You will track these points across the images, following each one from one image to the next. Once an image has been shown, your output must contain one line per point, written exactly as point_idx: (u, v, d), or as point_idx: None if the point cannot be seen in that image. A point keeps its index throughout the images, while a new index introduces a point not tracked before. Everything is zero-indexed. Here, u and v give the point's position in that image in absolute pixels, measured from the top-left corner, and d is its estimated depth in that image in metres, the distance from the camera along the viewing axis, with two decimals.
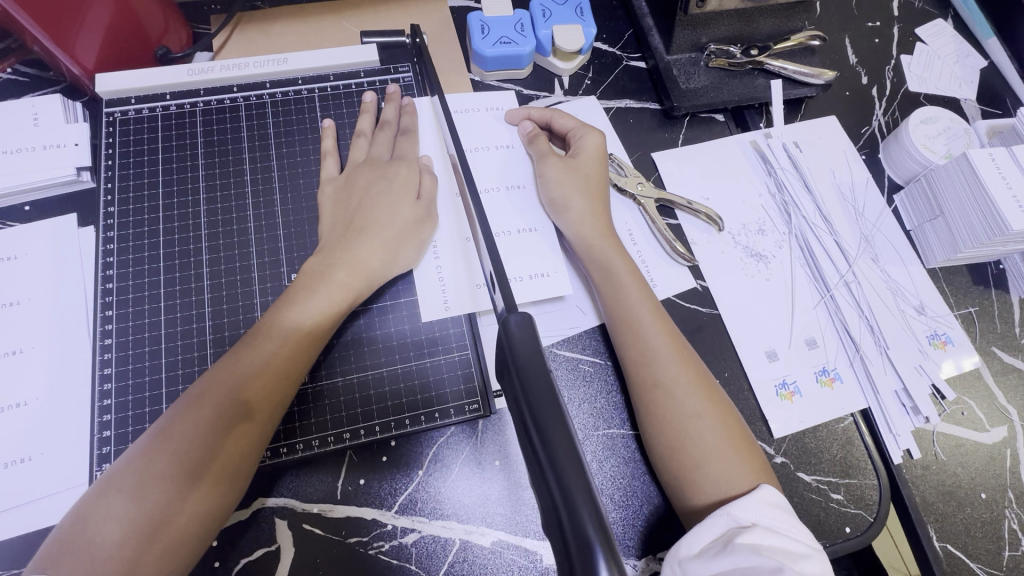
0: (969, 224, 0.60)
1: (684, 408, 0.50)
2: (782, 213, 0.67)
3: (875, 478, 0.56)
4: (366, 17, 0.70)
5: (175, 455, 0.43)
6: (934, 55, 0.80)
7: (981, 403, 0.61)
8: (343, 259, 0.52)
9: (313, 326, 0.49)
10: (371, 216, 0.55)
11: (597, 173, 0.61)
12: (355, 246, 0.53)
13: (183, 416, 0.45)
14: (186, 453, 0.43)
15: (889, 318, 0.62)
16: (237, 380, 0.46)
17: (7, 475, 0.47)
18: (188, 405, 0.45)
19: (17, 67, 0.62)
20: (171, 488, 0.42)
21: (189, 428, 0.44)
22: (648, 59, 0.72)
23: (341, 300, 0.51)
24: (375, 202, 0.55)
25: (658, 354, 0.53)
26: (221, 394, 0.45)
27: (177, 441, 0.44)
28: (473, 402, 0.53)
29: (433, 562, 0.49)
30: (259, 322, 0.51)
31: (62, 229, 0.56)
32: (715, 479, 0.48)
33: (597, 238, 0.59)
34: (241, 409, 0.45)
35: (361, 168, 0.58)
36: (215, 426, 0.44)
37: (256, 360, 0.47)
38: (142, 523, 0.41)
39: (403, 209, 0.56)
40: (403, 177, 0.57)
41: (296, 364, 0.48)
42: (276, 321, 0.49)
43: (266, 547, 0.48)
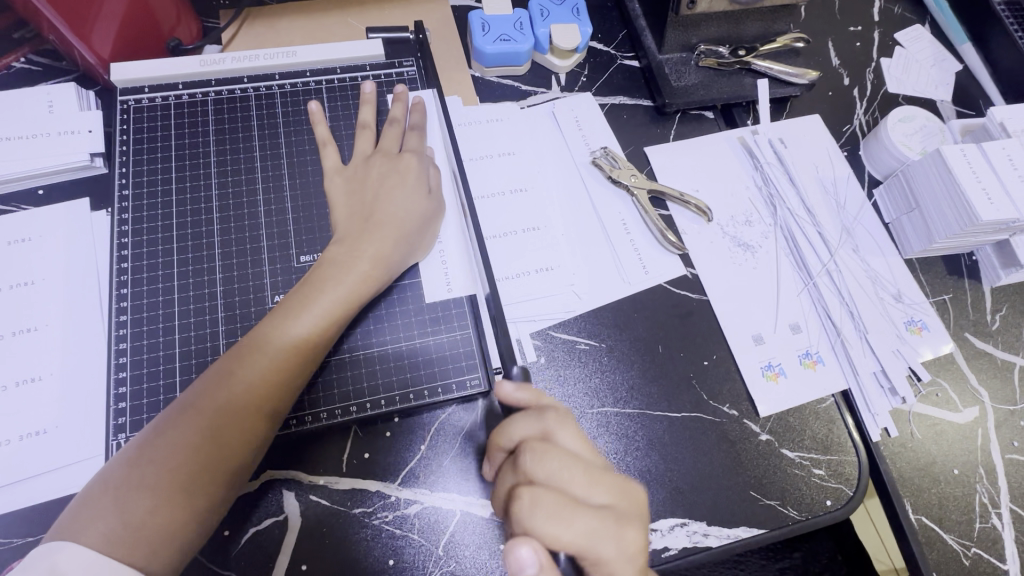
0: (943, 216, 0.64)
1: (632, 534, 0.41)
2: (768, 205, 0.70)
3: (856, 455, 0.59)
4: (370, 14, 0.73)
5: (204, 430, 0.45)
6: (912, 58, 0.84)
7: (953, 385, 0.64)
8: (357, 248, 0.54)
9: (331, 308, 0.51)
10: (378, 203, 0.57)
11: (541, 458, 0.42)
12: (365, 228, 0.55)
13: (209, 396, 0.46)
14: (207, 433, 0.45)
15: (868, 305, 0.65)
16: (256, 367, 0.47)
17: (22, 446, 0.49)
18: (207, 387, 0.47)
19: (30, 57, 0.64)
20: (194, 465, 0.44)
21: (211, 410, 0.46)
22: (642, 58, 0.75)
23: (358, 284, 0.53)
24: (381, 189, 0.58)
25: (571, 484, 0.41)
26: (248, 374, 0.47)
27: (197, 423, 0.45)
28: (475, 379, 0.55)
29: (435, 532, 0.51)
30: (275, 308, 0.52)
31: (76, 212, 0.58)
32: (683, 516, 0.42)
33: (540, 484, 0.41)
34: (261, 396, 0.47)
35: (367, 158, 0.60)
36: (236, 410, 0.46)
37: (275, 351, 0.48)
38: (165, 498, 0.43)
39: (410, 198, 0.58)
40: (408, 165, 0.59)
41: (318, 347, 0.50)
42: (296, 313, 0.50)
43: (274, 517, 0.50)
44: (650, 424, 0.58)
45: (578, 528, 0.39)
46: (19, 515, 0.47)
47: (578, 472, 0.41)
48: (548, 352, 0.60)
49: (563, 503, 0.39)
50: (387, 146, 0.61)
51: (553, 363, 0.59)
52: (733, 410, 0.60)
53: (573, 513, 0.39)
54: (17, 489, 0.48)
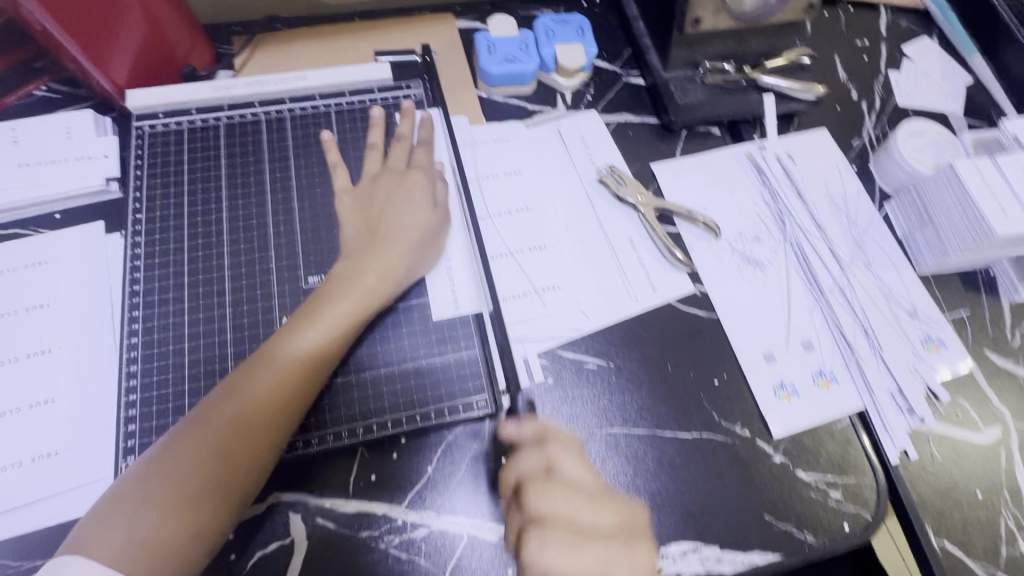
0: (956, 230, 0.63)
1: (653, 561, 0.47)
2: (778, 221, 0.70)
3: (873, 477, 0.58)
4: (379, 39, 0.75)
5: (213, 443, 0.45)
6: (920, 71, 0.83)
7: (974, 404, 0.62)
8: (363, 271, 0.54)
9: (343, 326, 0.51)
10: (392, 224, 0.57)
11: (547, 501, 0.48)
12: (372, 252, 0.56)
13: (219, 409, 0.47)
14: (216, 445, 0.45)
15: (882, 321, 0.64)
16: (266, 381, 0.48)
17: (33, 469, 0.49)
18: (219, 401, 0.47)
19: (51, 85, 0.66)
20: (201, 480, 0.44)
21: (219, 424, 0.46)
22: (647, 76, 0.75)
23: (369, 300, 0.53)
24: (396, 210, 0.58)
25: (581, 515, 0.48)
26: (257, 388, 0.47)
27: (207, 437, 0.46)
28: (482, 400, 0.55)
29: (442, 556, 0.51)
30: (280, 328, 0.52)
31: (91, 235, 0.59)
32: None
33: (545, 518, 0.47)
34: (269, 413, 0.47)
35: (375, 178, 0.61)
36: (245, 424, 0.46)
37: (282, 369, 0.48)
38: (175, 517, 0.43)
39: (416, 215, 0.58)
40: (421, 185, 0.60)
41: (327, 362, 0.50)
42: (304, 333, 0.50)
43: (280, 540, 0.50)
44: (661, 445, 0.57)
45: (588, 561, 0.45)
46: (27, 538, 0.48)
47: (580, 501, 0.48)
48: (555, 372, 0.59)
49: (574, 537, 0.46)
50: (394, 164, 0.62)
51: (560, 383, 0.58)
52: (745, 430, 0.59)
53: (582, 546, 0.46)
54: (27, 511, 0.48)
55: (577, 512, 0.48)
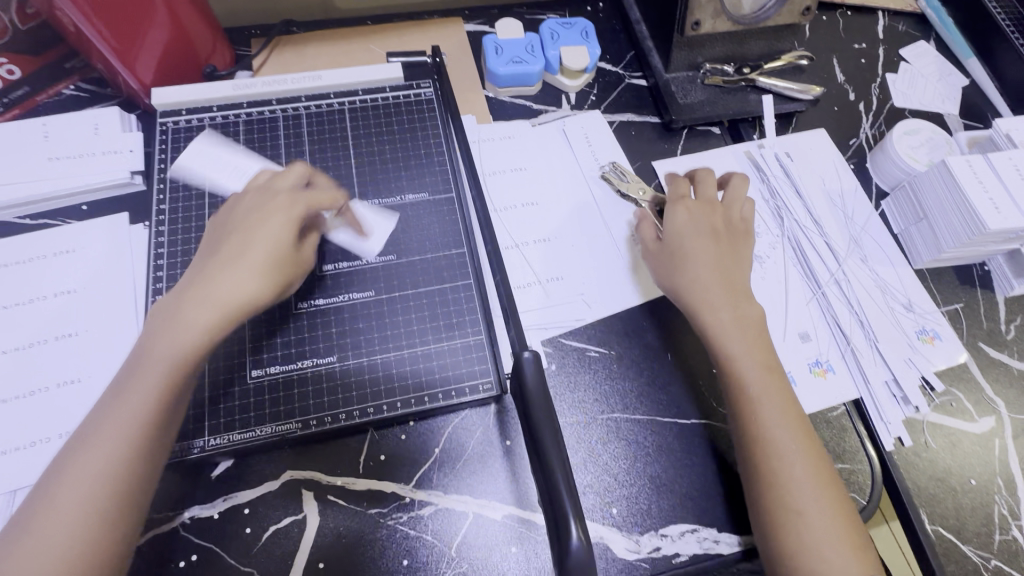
0: (949, 225, 0.65)
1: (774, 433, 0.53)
2: (776, 216, 0.72)
3: (868, 464, 0.59)
4: (391, 41, 0.78)
5: (114, 429, 0.44)
6: (917, 73, 0.85)
7: (969, 395, 0.64)
8: (232, 283, 0.50)
9: (228, 295, 0.49)
10: (246, 239, 0.52)
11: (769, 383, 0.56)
12: (243, 262, 0.51)
13: (115, 398, 0.45)
14: (117, 430, 0.44)
15: (878, 313, 0.66)
16: (162, 357, 0.47)
17: (60, 444, 0.52)
18: (115, 390, 0.46)
19: (80, 84, 0.69)
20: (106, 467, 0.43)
21: (118, 410, 0.45)
22: (649, 77, 0.78)
23: (258, 268, 0.51)
24: (251, 225, 0.52)
25: (765, 402, 0.55)
26: (151, 367, 0.46)
27: (106, 427, 0.44)
28: (488, 383, 0.57)
29: (448, 533, 0.52)
30: (158, 306, 0.50)
31: (115, 226, 0.62)
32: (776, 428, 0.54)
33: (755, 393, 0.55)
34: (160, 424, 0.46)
35: (241, 197, 0.56)
36: (140, 404, 0.45)
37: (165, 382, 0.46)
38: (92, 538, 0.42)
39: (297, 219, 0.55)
40: (281, 202, 0.54)
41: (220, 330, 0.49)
42: (177, 333, 0.47)
43: (293, 516, 0.52)
44: (660, 430, 0.59)
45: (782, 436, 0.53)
46: None
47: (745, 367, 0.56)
48: (558, 359, 0.61)
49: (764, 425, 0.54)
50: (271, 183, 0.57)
51: (562, 369, 0.60)
52: None
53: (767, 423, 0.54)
54: None
55: (694, 251, 0.62)
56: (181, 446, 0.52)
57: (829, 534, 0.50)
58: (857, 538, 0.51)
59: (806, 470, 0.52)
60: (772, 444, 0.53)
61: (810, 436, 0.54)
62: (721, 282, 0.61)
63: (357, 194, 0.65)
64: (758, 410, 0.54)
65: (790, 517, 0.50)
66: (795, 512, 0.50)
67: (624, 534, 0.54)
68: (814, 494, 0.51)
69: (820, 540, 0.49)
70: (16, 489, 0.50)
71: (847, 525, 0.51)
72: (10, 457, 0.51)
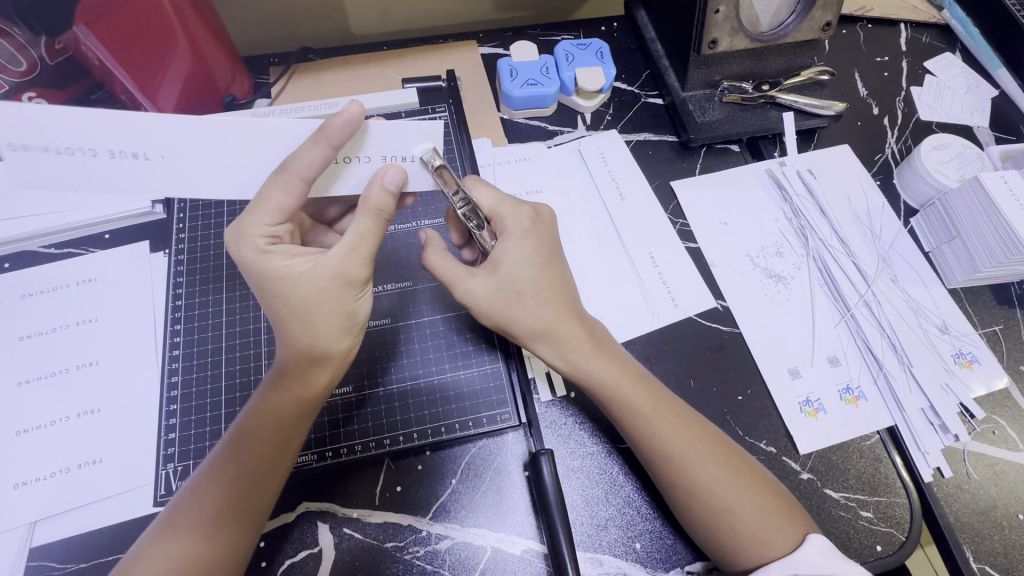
0: (985, 243, 0.62)
1: (699, 472, 0.49)
2: (800, 236, 0.70)
3: (906, 497, 0.56)
4: (406, 65, 0.78)
5: (253, 450, 0.47)
6: (944, 85, 0.83)
7: (1012, 423, 0.60)
8: (320, 326, 0.48)
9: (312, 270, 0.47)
10: (310, 334, 0.48)
11: (678, 421, 0.51)
12: (314, 308, 0.48)
13: (267, 418, 0.48)
14: (278, 433, 0.48)
15: (910, 336, 0.63)
16: (286, 388, 0.49)
17: (80, 475, 0.52)
18: (246, 433, 0.48)
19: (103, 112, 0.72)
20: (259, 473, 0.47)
21: (270, 427, 0.48)
22: (665, 96, 0.77)
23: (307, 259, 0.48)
24: (319, 315, 0.48)
25: (669, 442, 0.50)
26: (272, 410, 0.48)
27: (228, 474, 0.46)
28: (505, 412, 0.57)
29: (466, 568, 0.51)
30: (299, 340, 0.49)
31: (137, 254, 0.64)
32: (696, 468, 0.49)
33: (661, 435, 0.50)
34: (272, 463, 0.48)
35: (303, 288, 0.47)
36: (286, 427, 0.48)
37: (247, 425, 0.48)
38: (189, 552, 0.43)
39: (279, 224, 0.47)
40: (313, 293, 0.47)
41: (324, 305, 0.48)
42: (278, 394, 0.49)
43: (309, 549, 0.51)
44: None
45: (708, 472, 0.49)
46: (71, 542, 0.50)
47: (646, 406, 0.51)
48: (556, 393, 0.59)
49: (685, 460, 0.49)
50: (384, 205, 0.47)
51: (541, 427, 0.57)
52: (771, 447, 0.58)
53: (693, 460, 0.49)
54: (74, 515, 0.51)
55: (523, 273, 0.52)
56: None
57: (762, 518, 0.48)
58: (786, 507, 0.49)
59: (714, 471, 0.49)
60: (687, 477, 0.49)
61: (707, 433, 0.52)
62: (579, 324, 0.54)
63: None
64: (661, 444, 0.50)
65: (722, 518, 0.48)
66: (723, 511, 0.48)
67: (649, 571, 0.52)
68: (730, 487, 0.49)
69: (763, 545, 0.48)
70: (37, 519, 0.50)
71: (771, 498, 0.49)
72: (29, 488, 0.51)
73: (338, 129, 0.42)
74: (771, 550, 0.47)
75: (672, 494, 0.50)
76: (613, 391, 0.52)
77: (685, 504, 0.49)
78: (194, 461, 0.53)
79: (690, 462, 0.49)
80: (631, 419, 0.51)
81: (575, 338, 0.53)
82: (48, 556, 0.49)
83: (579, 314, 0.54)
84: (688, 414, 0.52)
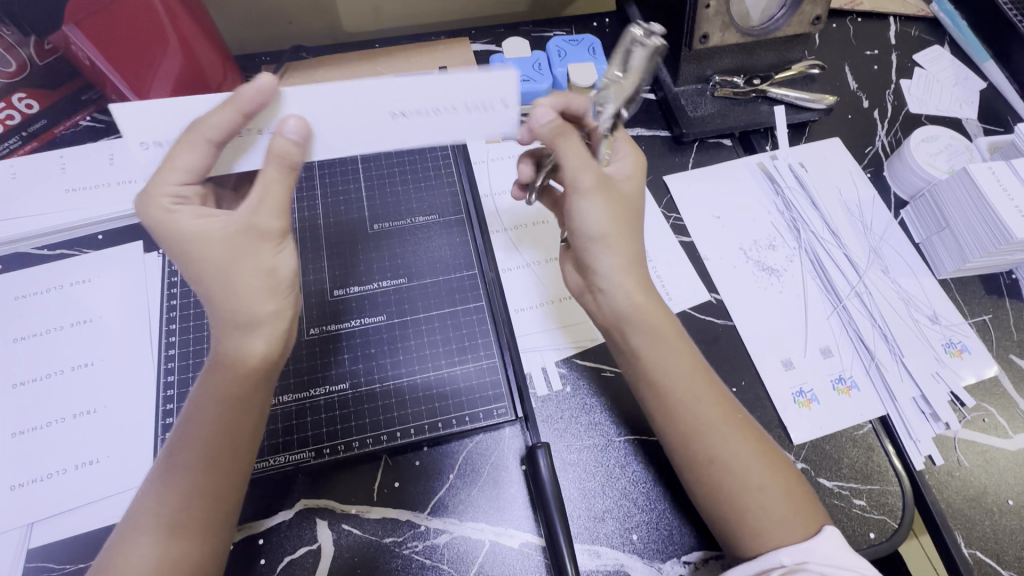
0: (974, 233, 0.62)
1: (736, 451, 0.49)
2: (792, 229, 0.70)
3: (898, 485, 0.57)
4: (398, 62, 0.78)
5: (200, 442, 0.45)
6: (932, 78, 0.84)
7: (1002, 411, 0.61)
8: (248, 293, 0.45)
9: (251, 230, 0.45)
10: (244, 292, 0.45)
11: (720, 399, 0.52)
12: (241, 270, 0.45)
13: (212, 407, 0.46)
14: (224, 420, 0.46)
15: (901, 326, 0.64)
16: (225, 372, 0.46)
17: (76, 476, 0.52)
18: (190, 427, 0.46)
19: (96, 116, 0.70)
20: (211, 462, 0.45)
21: (214, 414, 0.46)
22: (658, 91, 0.77)
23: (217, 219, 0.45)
24: (246, 275, 0.45)
25: (709, 420, 0.50)
26: (218, 398, 0.46)
27: (182, 471, 0.45)
28: (501, 407, 0.57)
29: (465, 562, 0.51)
30: (232, 312, 0.45)
31: (129, 255, 0.63)
32: (734, 447, 0.50)
33: (701, 408, 0.51)
34: (225, 446, 0.46)
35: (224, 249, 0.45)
36: (230, 410, 0.46)
37: (194, 411, 0.46)
38: (160, 551, 0.43)
39: (187, 184, 0.44)
40: (246, 253, 0.45)
41: (250, 269, 0.45)
42: (217, 374, 0.46)
43: (308, 546, 0.51)
44: None
45: (742, 449, 0.50)
46: (68, 543, 0.50)
47: (690, 377, 0.52)
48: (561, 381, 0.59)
49: (723, 438, 0.50)
50: (292, 156, 0.44)
51: (538, 421, 0.57)
52: None
53: (735, 437, 0.50)
54: (71, 516, 0.51)
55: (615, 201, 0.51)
56: None
57: (782, 502, 0.48)
58: (798, 489, 0.50)
59: (749, 448, 0.50)
60: (726, 456, 0.49)
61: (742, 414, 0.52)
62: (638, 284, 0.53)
63: (368, 218, 0.66)
64: (702, 419, 0.50)
65: (753, 497, 0.48)
66: (755, 490, 0.48)
67: (646, 562, 0.52)
68: (761, 468, 0.49)
69: (791, 524, 0.47)
70: (34, 521, 0.50)
71: (785, 480, 0.50)
72: (25, 490, 0.51)
73: (248, 96, 0.42)
74: (792, 533, 0.47)
75: (709, 475, 0.49)
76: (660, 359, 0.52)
77: (723, 483, 0.49)
78: None
79: (730, 440, 0.50)
80: (666, 391, 0.51)
81: (628, 253, 0.52)
82: (46, 558, 0.49)
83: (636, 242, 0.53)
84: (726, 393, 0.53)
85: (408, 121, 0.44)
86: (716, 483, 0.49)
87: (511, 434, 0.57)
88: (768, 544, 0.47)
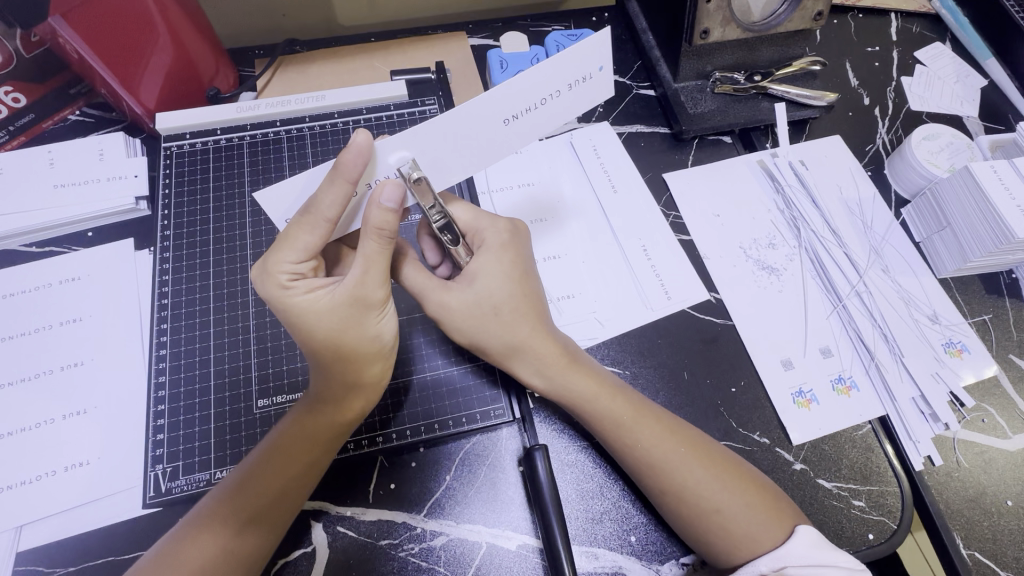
0: (975, 233, 0.62)
1: (688, 478, 0.49)
2: (792, 227, 0.70)
3: (897, 485, 0.57)
4: (394, 57, 0.77)
5: (276, 470, 0.47)
6: (934, 75, 0.83)
7: (1001, 411, 0.61)
8: (356, 355, 0.48)
9: (353, 291, 0.46)
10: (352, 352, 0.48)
11: (663, 429, 0.51)
12: (344, 332, 0.47)
13: (295, 442, 0.48)
14: (304, 457, 0.48)
15: (900, 325, 0.63)
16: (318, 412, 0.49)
17: (66, 478, 0.51)
18: (270, 454, 0.48)
19: (85, 108, 0.69)
20: (282, 492, 0.47)
21: (297, 450, 0.48)
22: (658, 87, 0.76)
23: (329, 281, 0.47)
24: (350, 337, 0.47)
25: (655, 453, 0.50)
26: (304, 437, 0.48)
27: (252, 493, 0.47)
28: (499, 408, 0.57)
29: (461, 564, 0.51)
30: (332, 365, 0.48)
31: (120, 252, 0.62)
32: (683, 475, 0.50)
33: (648, 443, 0.50)
34: (296, 480, 0.48)
35: (324, 313, 0.46)
36: (312, 449, 0.48)
37: (278, 441, 0.48)
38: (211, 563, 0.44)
39: (303, 262, 0.46)
40: (344, 313, 0.46)
41: (355, 324, 0.47)
42: (311, 414, 0.49)
43: (303, 548, 0.51)
44: None
45: (695, 476, 0.49)
46: (58, 546, 0.49)
47: (630, 412, 0.52)
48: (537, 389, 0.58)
49: (672, 470, 0.50)
50: (386, 225, 0.44)
51: (535, 422, 0.57)
52: (764, 438, 0.58)
53: (684, 466, 0.50)
54: (61, 518, 0.50)
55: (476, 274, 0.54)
56: (186, 479, 0.52)
57: (749, 515, 0.48)
58: (773, 497, 0.50)
59: (700, 475, 0.50)
60: (680, 486, 0.49)
61: (688, 435, 0.52)
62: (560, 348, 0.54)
63: None
64: (649, 455, 0.50)
65: (711, 520, 0.49)
66: (712, 512, 0.49)
67: (642, 564, 0.52)
68: (715, 486, 0.49)
69: (760, 539, 0.48)
70: (23, 524, 0.49)
71: (759, 493, 0.50)
72: (14, 493, 0.50)
73: (351, 163, 0.40)
74: (766, 541, 0.48)
75: (664, 500, 0.50)
76: (601, 412, 0.52)
77: (683, 510, 0.49)
78: (183, 462, 0.52)
79: (680, 470, 0.50)
80: (613, 427, 0.51)
81: (550, 355, 0.53)
82: (35, 560, 0.49)
83: (553, 332, 0.55)
84: (668, 417, 0.53)
85: (520, 123, 0.42)
86: (676, 509, 0.50)
87: (507, 434, 0.56)
88: (746, 556, 0.48)
